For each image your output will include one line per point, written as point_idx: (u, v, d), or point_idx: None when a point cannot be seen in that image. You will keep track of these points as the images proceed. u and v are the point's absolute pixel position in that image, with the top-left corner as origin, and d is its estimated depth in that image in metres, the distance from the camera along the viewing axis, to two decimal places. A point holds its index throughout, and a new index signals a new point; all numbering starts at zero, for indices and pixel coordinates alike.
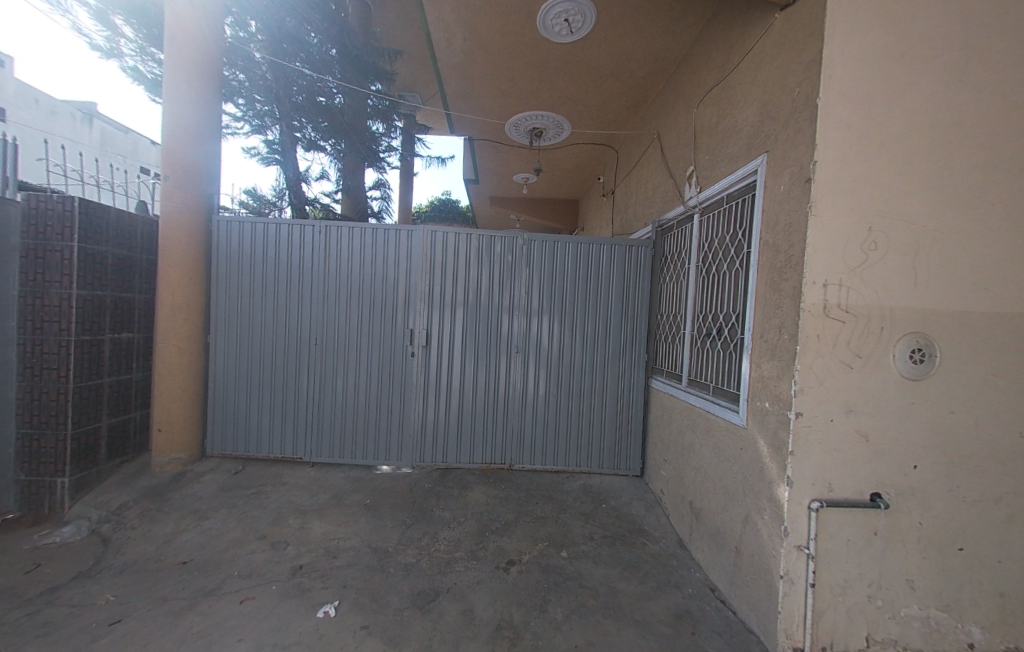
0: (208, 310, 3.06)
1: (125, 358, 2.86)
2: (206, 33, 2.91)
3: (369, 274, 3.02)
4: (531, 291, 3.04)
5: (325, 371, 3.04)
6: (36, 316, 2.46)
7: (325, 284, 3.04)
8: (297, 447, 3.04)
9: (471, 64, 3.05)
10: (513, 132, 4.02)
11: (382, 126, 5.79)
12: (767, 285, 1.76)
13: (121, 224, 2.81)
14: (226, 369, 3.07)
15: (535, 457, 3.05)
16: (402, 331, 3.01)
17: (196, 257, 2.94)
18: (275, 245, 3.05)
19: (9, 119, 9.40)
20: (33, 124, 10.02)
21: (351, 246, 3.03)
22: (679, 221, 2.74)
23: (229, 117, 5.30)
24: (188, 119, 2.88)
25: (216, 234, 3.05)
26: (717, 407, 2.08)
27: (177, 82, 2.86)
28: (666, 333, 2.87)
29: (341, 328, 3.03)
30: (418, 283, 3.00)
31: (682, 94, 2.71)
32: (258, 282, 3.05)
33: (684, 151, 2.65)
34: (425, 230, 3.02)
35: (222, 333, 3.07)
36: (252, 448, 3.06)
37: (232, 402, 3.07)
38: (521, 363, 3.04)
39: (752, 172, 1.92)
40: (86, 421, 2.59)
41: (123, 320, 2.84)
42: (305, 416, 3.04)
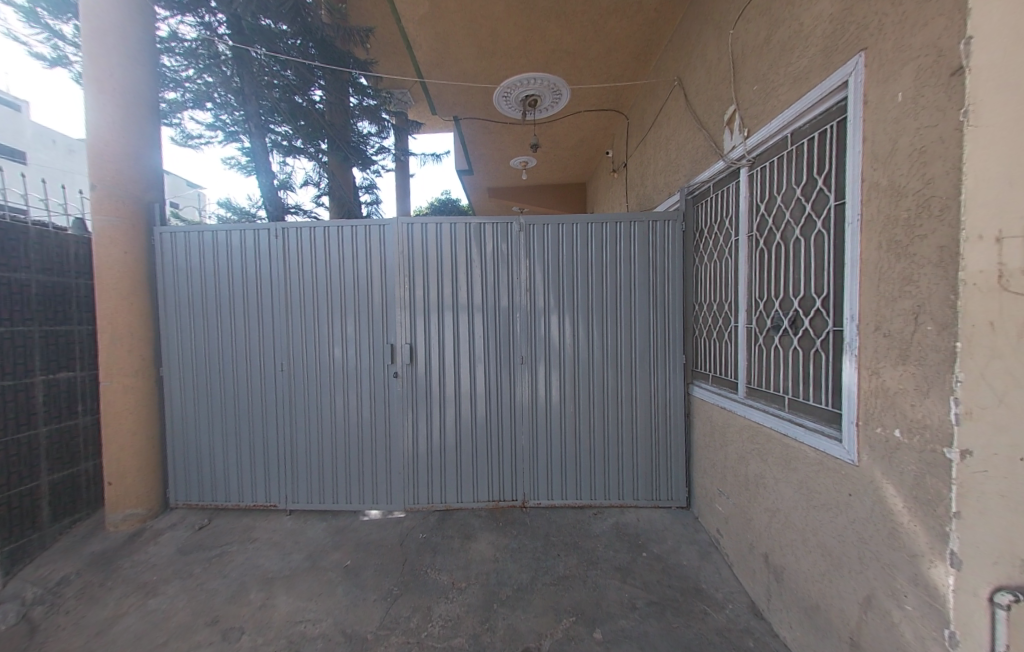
0: (160, 338, 2.63)
1: (66, 401, 2.46)
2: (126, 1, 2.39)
3: (339, 282, 2.52)
4: (534, 286, 2.47)
5: (297, 402, 2.56)
6: None
7: (288, 298, 2.55)
8: (272, 492, 2.59)
9: (443, 16, 2.52)
10: (503, 106, 3.49)
11: (372, 126, 5.06)
12: (882, 249, 1.16)
13: (47, 244, 2.40)
14: (185, 405, 2.64)
15: (553, 491, 2.50)
16: (382, 348, 2.50)
17: (137, 277, 2.50)
18: (229, 255, 2.59)
19: (29, 161, 9.64)
20: (50, 164, 10.22)
21: (317, 249, 2.53)
22: (717, 182, 2.12)
23: (200, 125, 4.60)
24: (113, 111, 2.41)
25: (160, 247, 2.61)
26: (801, 430, 1.48)
27: (96, 66, 2.38)
28: (708, 327, 2.27)
29: (310, 349, 2.55)
30: (395, 288, 2.48)
31: (711, 18, 2.10)
32: (212, 300, 2.61)
33: (718, 88, 2.03)
34: (400, 222, 2.48)
35: (177, 364, 2.64)
36: (221, 496, 2.64)
37: (195, 445, 2.64)
38: (529, 376, 2.49)
39: (839, 86, 1.31)
40: (18, 482, 2.18)
41: (59, 357, 2.43)
42: (278, 456, 2.58)
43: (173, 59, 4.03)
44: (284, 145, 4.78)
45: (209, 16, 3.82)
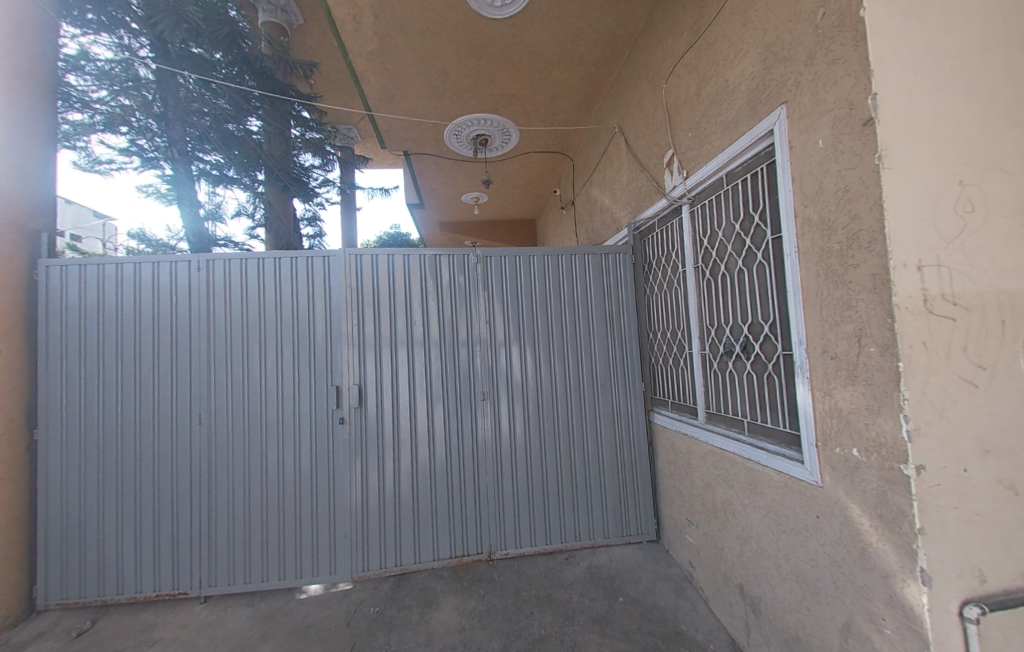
0: (38, 393, 2.16)
1: None
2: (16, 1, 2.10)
3: (274, 319, 2.27)
4: (492, 318, 2.41)
5: (219, 461, 2.19)
6: None
7: (212, 340, 2.24)
8: (182, 576, 2.14)
9: (391, 53, 2.53)
10: (453, 143, 3.55)
11: (315, 159, 4.87)
12: (820, 278, 1.25)
13: None
14: (67, 474, 2.15)
15: (519, 538, 2.32)
16: (326, 392, 2.25)
17: (11, 318, 2.07)
18: (138, 290, 2.24)
19: None
20: None
21: (249, 284, 2.28)
22: (660, 218, 2.26)
23: (111, 150, 4.16)
24: None
25: (46, 282, 2.20)
26: (764, 454, 1.51)
27: None
28: (663, 355, 2.33)
29: (238, 397, 2.22)
30: (342, 324, 2.28)
31: (644, 73, 2.31)
32: (114, 345, 2.21)
33: (656, 133, 2.20)
34: (347, 254, 2.32)
35: (59, 424, 2.17)
36: (111, 588, 2.12)
37: (78, 524, 2.13)
38: (489, 413, 2.36)
39: (766, 133, 1.46)
40: None
41: None
42: (192, 529, 2.16)
43: (82, 78, 3.62)
44: (214, 174, 4.42)
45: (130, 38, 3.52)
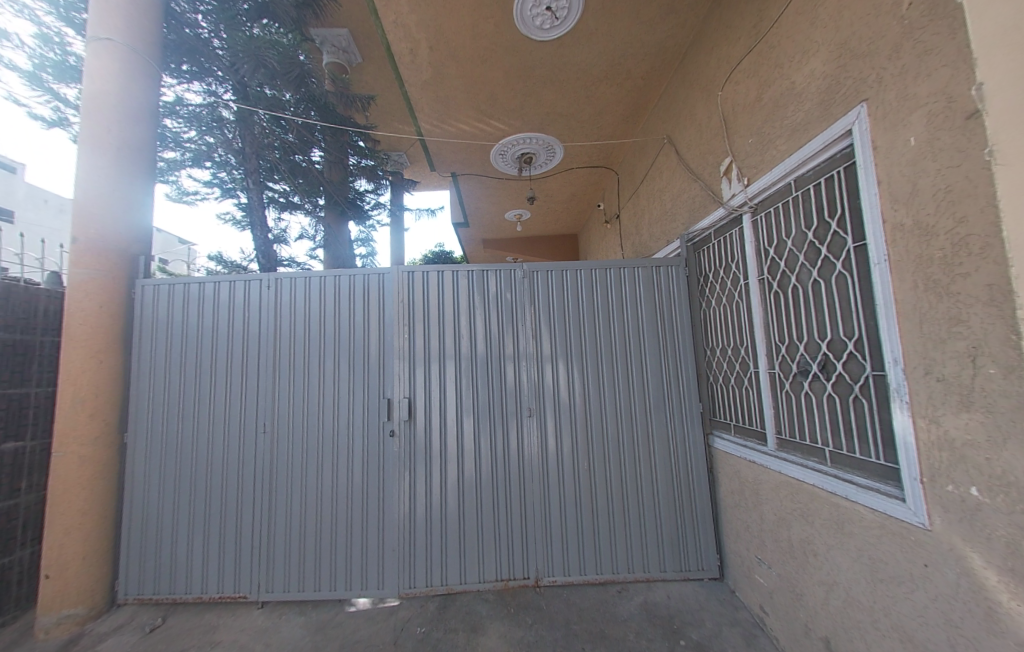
0: (129, 399, 2.39)
1: (11, 475, 2.15)
2: (132, 66, 2.46)
3: (332, 333, 2.38)
4: (539, 334, 2.38)
5: (279, 470, 2.30)
6: None
7: (276, 352, 2.39)
8: (243, 579, 2.24)
9: (443, 80, 2.65)
10: (498, 162, 3.64)
11: (368, 184, 5.20)
12: (919, 290, 1.11)
13: (13, 298, 2.21)
14: (149, 476, 2.35)
15: (568, 565, 2.22)
16: (377, 404, 2.31)
17: (113, 332, 2.33)
18: (216, 307, 2.45)
19: (17, 221, 9.66)
20: (39, 224, 10.30)
21: (310, 300, 2.42)
22: (718, 230, 2.15)
23: (197, 183, 4.67)
24: (105, 165, 2.36)
25: (141, 300, 2.46)
26: (853, 489, 1.34)
27: (93, 122, 2.36)
28: (724, 374, 2.18)
29: (298, 408, 2.34)
30: (393, 338, 2.35)
31: (697, 82, 2.25)
32: (193, 357, 2.42)
33: (711, 143, 2.12)
34: (399, 270, 2.41)
35: (146, 429, 2.38)
36: (181, 586, 2.26)
37: (156, 523, 2.31)
38: (536, 431, 2.31)
39: (843, 134, 1.35)
40: None
41: (9, 424, 2.15)
42: (253, 535, 2.26)
43: (177, 122, 4.16)
44: (281, 201, 4.83)
45: (217, 85, 4.05)
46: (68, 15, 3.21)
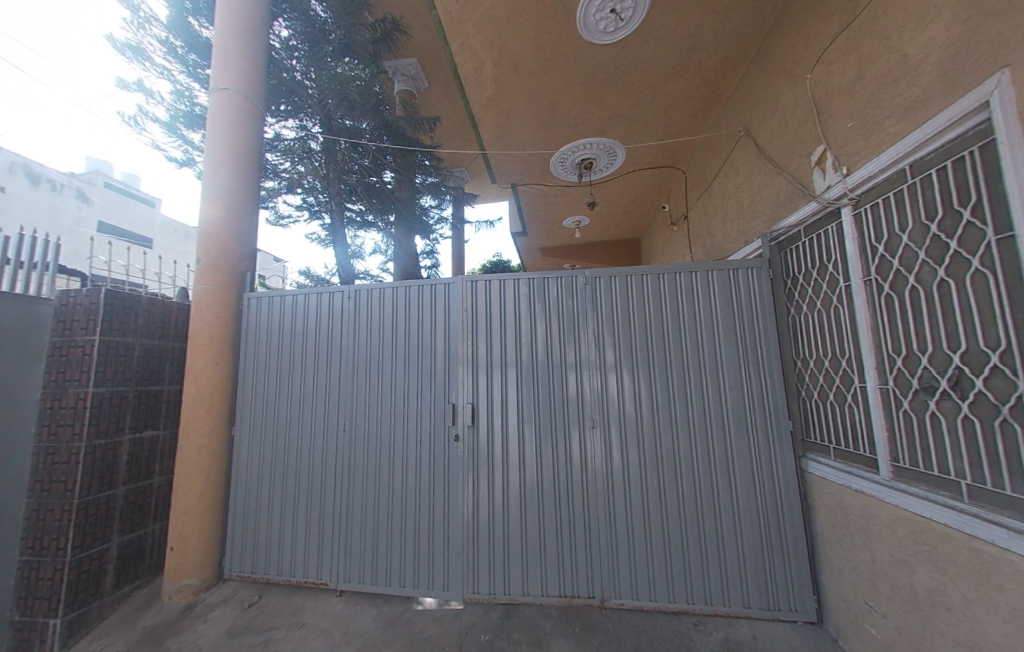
0: (235, 398, 2.73)
1: (148, 459, 2.55)
2: (243, 111, 2.85)
3: (402, 341, 2.52)
4: (603, 342, 2.30)
5: (355, 468, 2.47)
6: (53, 421, 2.24)
7: (354, 358, 2.58)
8: (324, 568, 2.42)
9: (506, 95, 2.72)
10: (558, 170, 3.63)
11: (433, 200, 5.49)
12: None
13: (153, 309, 2.65)
14: (250, 467, 2.65)
15: (637, 588, 2.09)
16: (443, 410, 2.39)
17: (225, 339, 2.68)
18: (304, 316, 2.72)
19: (154, 247, 11.62)
20: (170, 248, 12.31)
21: (383, 310, 2.59)
22: (808, 226, 1.93)
23: (290, 208, 5.26)
24: (222, 197, 2.75)
25: (246, 311, 2.81)
26: (1002, 533, 1.13)
27: (214, 161, 2.77)
28: (818, 389, 1.93)
29: (372, 411, 2.50)
30: (458, 346, 2.43)
31: (780, 67, 2.07)
32: (285, 361, 2.70)
33: (798, 132, 1.92)
34: (464, 280, 2.49)
35: (248, 425, 2.70)
36: (273, 569, 2.50)
37: (254, 510, 2.59)
38: (601, 443, 2.23)
39: (979, 107, 1.15)
40: (92, 543, 2.21)
41: (148, 415, 2.57)
42: (333, 527, 2.44)
43: (275, 155, 4.73)
44: (358, 220, 5.27)
45: (307, 120, 4.54)
46: (196, 71, 3.87)
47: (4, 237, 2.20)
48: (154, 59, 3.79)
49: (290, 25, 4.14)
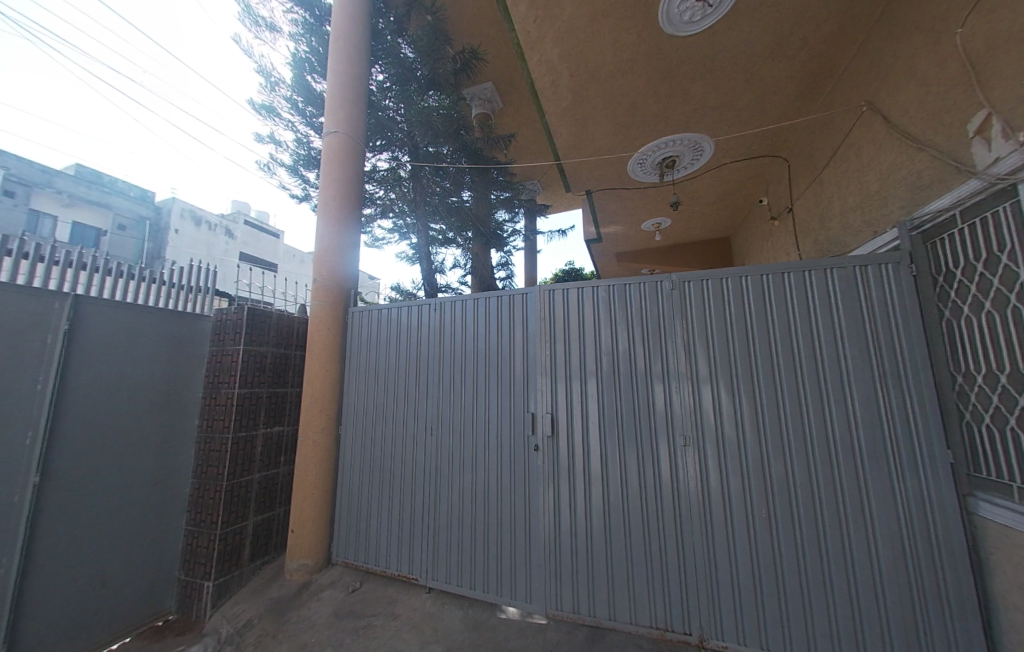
0: (341, 400, 3.06)
1: (276, 451, 2.98)
2: (348, 148, 3.25)
3: (483, 351, 2.60)
4: (694, 352, 2.12)
5: (441, 471, 2.60)
6: (211, 415, 2.74)
7: (440, 367, 2.74)
8: (415, 564, 2.57)
9: (583, 103, 2.72)
10: (637, 172, 3.51)
11: (506, 214, 5.69)
12: None
13: (281, 323, 3.11)
14: (353, 464, 2.94)
15: (743, 629, 1.87)
16: (523, 420, 2.41)
17: (334, 349, 3.04)
18: (397, 327, 2.96)
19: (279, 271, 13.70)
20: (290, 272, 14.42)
21: (464, 321, 2.71)
22: (965, 209, 1.59)
23: (382, 231, 5.80)
24: (333, 225, 3.15)
25: (351, 323, 3.16)
26: None
27: (326, 194, 3.18)
28: (990, 410, 1.57)
29: (456, 417, 2.62)
30: (536, 355, 2.43)
31: (915, 28, 1.78)
32: (381, 368, 2.96)
33: (946, 98, 1.63)
34: (542, 289, 2.50)
35: (351, 425, 3.00)
36: (371, 560, 2.73)
37: (356, 503, 2.86)
38: (695, 463, 2.04)
39: None
40: (234, 520, 2.64)
41: (276, 413, 3.00)
42: (422, 526, 2.59)
43: (371, 185, 5.18)
44: (440, 238, 5.63)
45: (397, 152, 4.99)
46: (310, 120, 4.51)
47: (181, 266, 2.79)
48: (281, 114, 4.57)
49: (385, 70, 4.59)
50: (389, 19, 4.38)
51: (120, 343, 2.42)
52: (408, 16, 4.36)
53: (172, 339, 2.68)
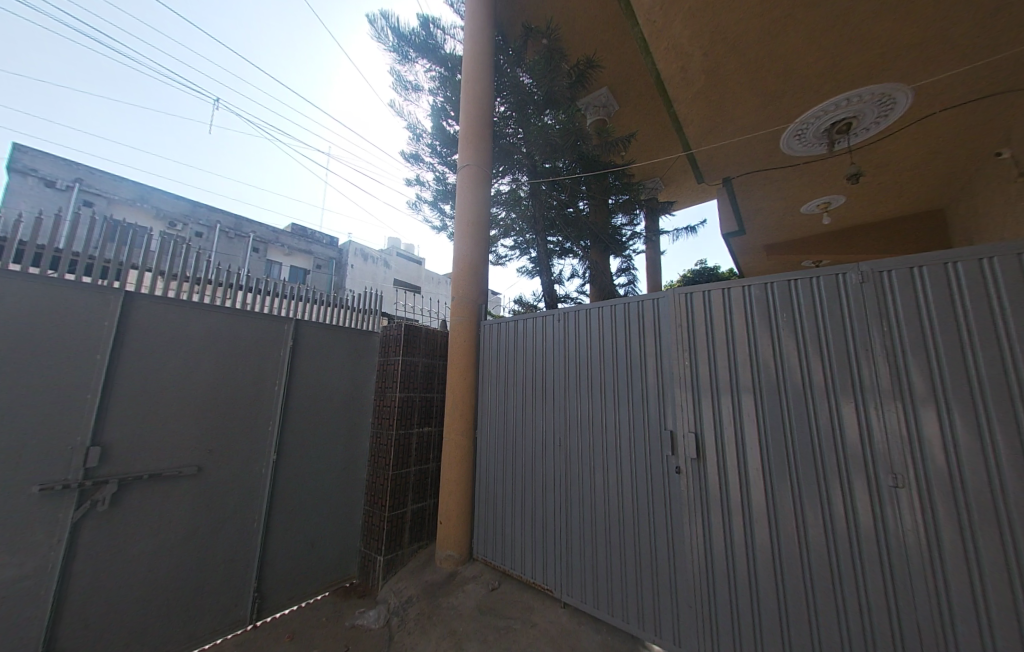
0: (478, 407, 3.31)
1: (426, 449, 3.38)
2: (478, 176, 3.58)
3: (612, 362, 2.49)
4: (899, 364, 1.64)
5: (573, 485, 2.56)
6: (380, 414, 3.28)
7: (567, 378, 2.72)
8: (550, 576, 2.58)
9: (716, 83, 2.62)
10: (791, 143, 3.15)
11: (625, 219, 5.47)
12: None
13: (429, 336, 3.54)
14: (489, 467, 3.13)
15: None
16: (660, 438, 2.21)
17: (470, 359, 3.31)
18: (524, 338, 3.06)
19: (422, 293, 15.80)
20: (430, 292, 16.48)
21: (590, 331, 2.64)
22: None
23: (506, 249, 6.17)
24: (467, 246, 3.48)
25: (483, 335, 3.40)
26: None
27: (462, 219, 3.54)
28: None
29: (585, 430, 2.56)
30: (674, 366, 2.20)
31: None
32: (512, 377, 3.10)
33: None
34: (676, 292, 2.26)
35: (486, 431, 3.21)
36: (508, 563, 2.84)
37: (493, 505, 3.03)
38: (908, 510, 1.57)
39: None
40: (397, 505, 3.08)
41: (426, 415, 3.41)
42: (555, 538, 2.59)
43: (498, 208, 5.39)
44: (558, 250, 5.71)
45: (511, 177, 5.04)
46: (446, 159, 5.11)
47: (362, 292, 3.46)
48: (424, 159, 5.31)
49: (503, 98, 4.67)
50: (508, 53, 4.62)
51: (322, 354, 3.09)
52: (525, 45, 4.59)
53: (354, 351, 3.31)
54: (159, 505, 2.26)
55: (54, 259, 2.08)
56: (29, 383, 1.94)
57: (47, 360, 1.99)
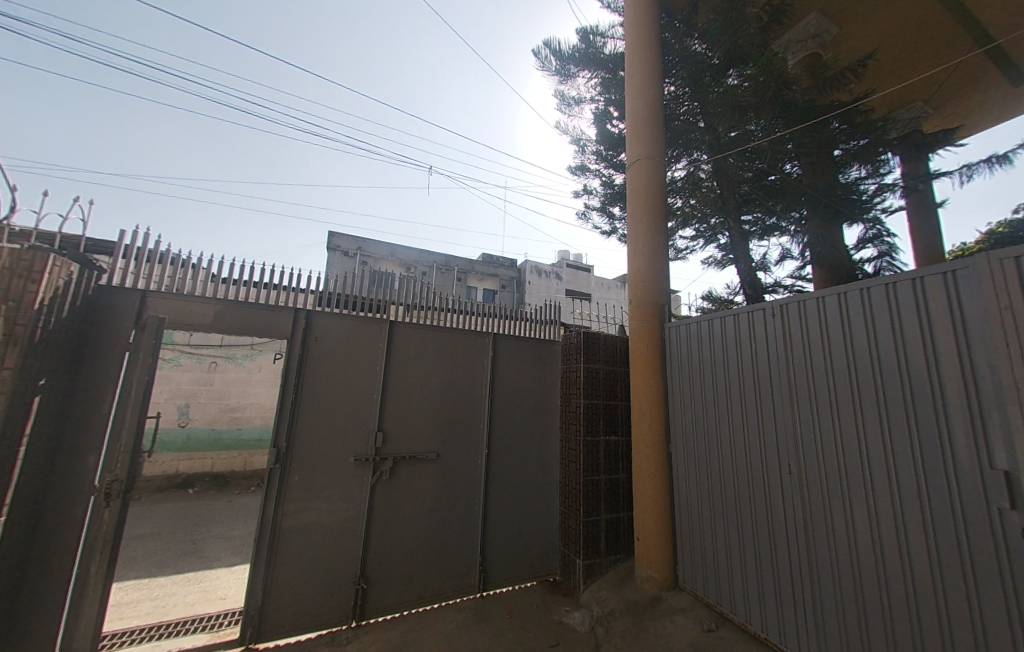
0: (670, 418, 3.00)
1: (615, 458, 3.27)
2: (651, 168, 3.32)
3: (868, 366, 1.83)
4: None
5: (815, 526, 1.99)
6: (568, 420, 3.38)
7: (792, 387, 2.15)
8: (790, 635, 2.07)
9: None
10: None
11: (865, 169, 4.05)
12: None
13: (609, 342, 3.46)
14: (688, 486, 2.79)
15: None
16: (981, 480, 1.48)
17: (656, 365, 3.06)
18: (723, 339, 2.61)
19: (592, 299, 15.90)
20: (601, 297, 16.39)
21: (825, 325, 2.02)
22: None
23: (686, 241, 5.45)
24: (642, 245, 3.26)
25: (669, 337, 3.09)
26: None
27: (634, 217, 3.33)
28: None
29: (829, 457, 1.96)
30: (1000, 373, 1.44)
31: None
32: (711, 386, 2.67)
33: None
34: (991, 259, 1.49)
35: (682, 446, 2.87)
36: (726, 603, 2.43)
37: (698, 530, 2.68)
38: None
39: None
40: (591, 512, 3.09)
41: (612, 423, 3.31)
42: (794, 589, 2.07)
43: (675, 197, 4.90)
44: (758, 230, 4.65)
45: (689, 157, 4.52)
46: (613, 161, 5.00)
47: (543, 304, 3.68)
48: (590, 167, 5.33)
49: (675, 75, 4.18)
50: (675, 26, 4.16)
51: (515, 363, 3.43)
52: (695, 10, 4.07)
53: (540, 359, 3.54)
54: (412, 484, 2.92)
55: (351, 302, 2.92)
56: (338, 390, 2.79)
57: (349, 371, 2.84)
